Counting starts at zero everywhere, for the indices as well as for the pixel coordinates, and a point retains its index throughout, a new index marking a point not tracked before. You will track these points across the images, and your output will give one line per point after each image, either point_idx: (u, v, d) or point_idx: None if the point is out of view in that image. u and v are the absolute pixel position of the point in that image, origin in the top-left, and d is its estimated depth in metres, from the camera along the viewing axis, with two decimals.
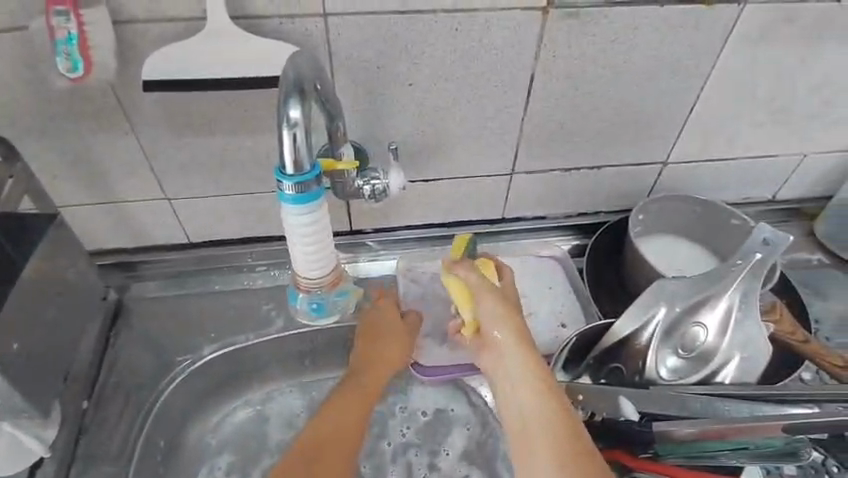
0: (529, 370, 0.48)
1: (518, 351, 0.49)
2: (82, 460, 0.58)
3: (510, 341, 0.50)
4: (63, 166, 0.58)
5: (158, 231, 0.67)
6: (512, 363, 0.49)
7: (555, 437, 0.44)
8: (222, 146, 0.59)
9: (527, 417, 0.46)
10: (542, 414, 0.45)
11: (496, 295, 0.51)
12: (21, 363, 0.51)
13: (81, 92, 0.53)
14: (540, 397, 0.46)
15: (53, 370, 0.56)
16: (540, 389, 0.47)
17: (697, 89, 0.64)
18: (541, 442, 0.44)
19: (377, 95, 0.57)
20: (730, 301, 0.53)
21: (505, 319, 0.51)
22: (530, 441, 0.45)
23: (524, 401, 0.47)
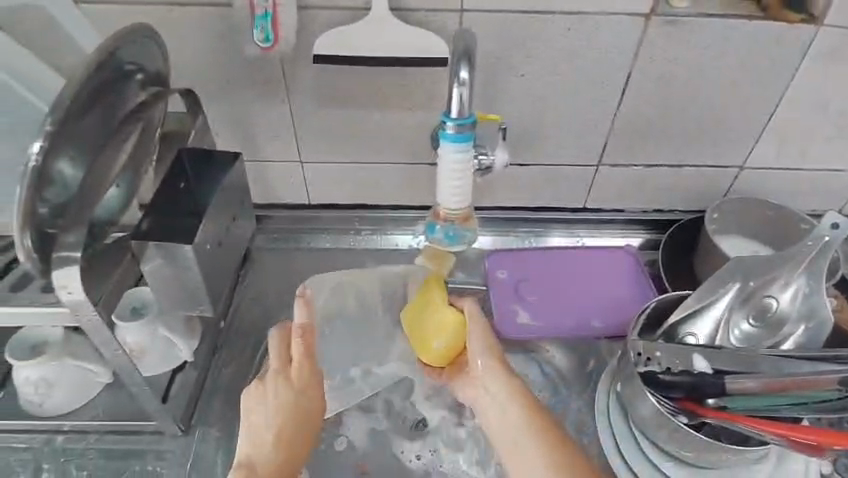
0: (518, 395, 0.58)
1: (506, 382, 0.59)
2: (212, 374, 0.68)
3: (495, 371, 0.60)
4: (227, 125, 0.70)
5: (285, 191, 0.78)
6: (497, 386, 0.59)
7: (553, 453, 0.54)
8: (355, 118, 0.70)
9: (527, 440, 0.55)
10: (538, 436, 0.55)
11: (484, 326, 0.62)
12: (206, 265, 0.58)
13: (257, 63, 0.65)
14: (532, 420, 0.56)
15: (221, 289, 0.62)
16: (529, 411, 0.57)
17: (778, 99, 0.70)
18: (541, 459, 0.54)
19: (493, 82, 0.67)
20: (799, 279, 0.59)
21: (490, 347, 0.61)
22: (535, 460, 0.54)
23: (519, 427, 0.56)
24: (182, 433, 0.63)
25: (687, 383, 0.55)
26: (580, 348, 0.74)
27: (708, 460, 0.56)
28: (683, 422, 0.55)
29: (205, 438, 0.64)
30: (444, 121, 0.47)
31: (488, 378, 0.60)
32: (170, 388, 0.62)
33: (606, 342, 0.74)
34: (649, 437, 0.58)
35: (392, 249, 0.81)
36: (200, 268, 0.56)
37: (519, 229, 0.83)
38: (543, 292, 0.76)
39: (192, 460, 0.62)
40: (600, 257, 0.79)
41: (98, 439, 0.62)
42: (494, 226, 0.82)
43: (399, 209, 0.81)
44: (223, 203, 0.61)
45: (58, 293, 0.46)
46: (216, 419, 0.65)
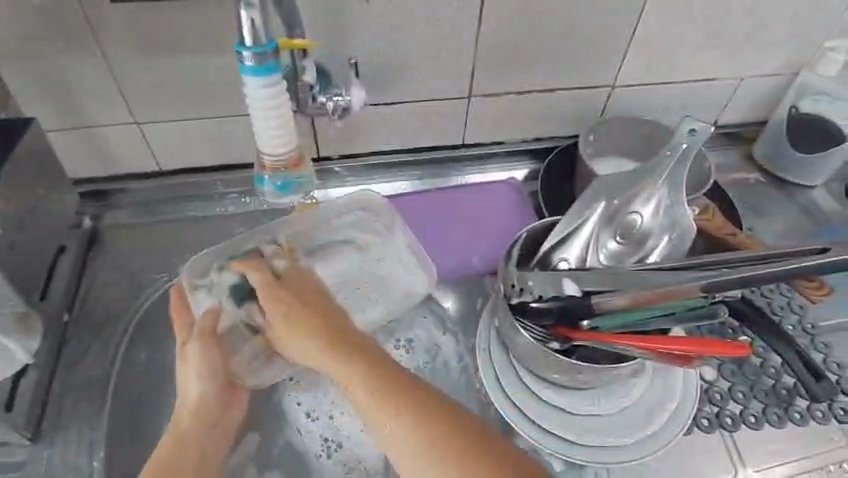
0: (342, 348, 0.50)
1: (331, 350, 0.50)
2: (63, 371, 0.61)
3: (314, 344, 0.51)
4: (36, 87, 0.61)
5: (130, 159, 0.69)
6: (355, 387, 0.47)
7: (390, 399, 0.46)
8: (186, 67, 0.61)
9: (359, 381, 0.48)
10: (373, 394, 0.47)
11: (276, 299, 0.52)
12: (5, 251, 0.50)
13: (49, 9, 0.55)
14: (390, 389, 0.47)
15: (27, 279, 0.54)
16: (357, 368, 0.48)
17: (640, 9, 0.67)
18: (381, 403, 0.46)
19: (335, 13, 0.60)
20: (661, 191, 0.59)
21: (289, 319, 0.52)
22: (367, 403, 0.47)
23: (364, 370, 0.48)
24: (30, 442, 0.56)
25: (555, 309, 0.54)
26: (467, 290, 0.72)
27: (585, 381, 0.56)
28: (555, 348, 0.55)
29: (58, 443, 0.57)
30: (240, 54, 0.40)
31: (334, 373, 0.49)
32: (13, 400, 0.55)
33: (490, 278, 0.72)
34: (529, 368, 0.58)
35: (264, 211, 0.74)
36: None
37: (401, 173, 0.79)
38: (427, 237, 0.74)
39: (43, 468, 0.55)
40: (486, 192, 0.77)
41: None
42: (374, 174, 0.78)
43: None
44: (23, 180, 0.52)
45: None
46: (73, 418, 0.58)
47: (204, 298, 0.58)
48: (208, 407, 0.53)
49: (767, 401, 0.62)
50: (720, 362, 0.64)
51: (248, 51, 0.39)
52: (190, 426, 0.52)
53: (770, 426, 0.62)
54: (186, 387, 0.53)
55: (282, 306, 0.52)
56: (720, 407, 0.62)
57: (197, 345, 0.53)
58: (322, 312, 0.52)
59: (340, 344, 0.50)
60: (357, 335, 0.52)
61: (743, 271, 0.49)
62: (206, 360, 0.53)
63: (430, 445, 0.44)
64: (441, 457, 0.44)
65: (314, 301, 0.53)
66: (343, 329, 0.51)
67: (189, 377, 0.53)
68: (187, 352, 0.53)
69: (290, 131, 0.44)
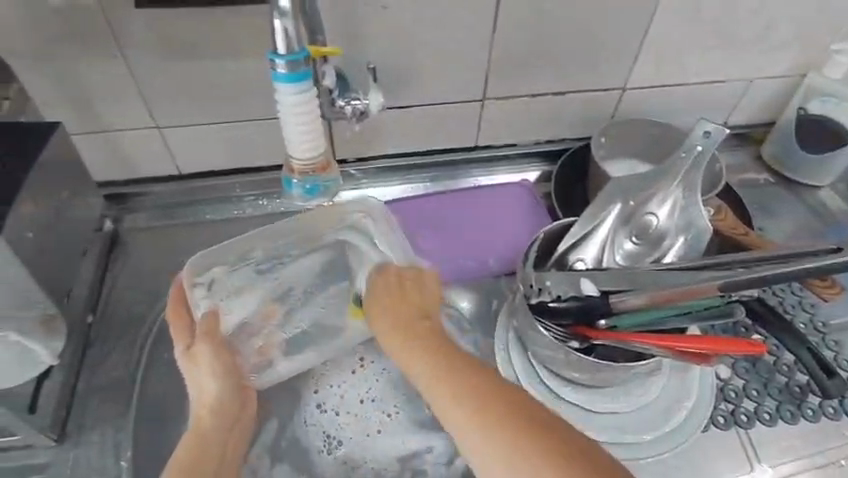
0: (426, 339, 0.51)
1: (409, 337, 0.51)
2: (87, 372, 0.62)
3: (398, 333, 0.52)
4: (55, 95, 0.60)
5: (147, 163, 0.70)
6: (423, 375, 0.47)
7: (462, 377, 0.45)
8: (205, 72, 0.61)
9: (425, 365, 0.48)
10: (451, 376, 0.45)
11: (377, 290, 0.56)
12: (34, 256, 0.50)
13: (70, 14, 0.55)
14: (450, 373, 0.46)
15: (54, 285, 0.54)
16: (436, 352, 0.48)
17: (652, 11, 0.68)
18: (441, 382, 0.45)
19: (353, 18, 0.61)
20: (676, 192, 0.60)
21: (389, 312, 0.54)
22: (433, 388, 0.46)
23: (428, 356, 0.48)
24: (57, 441, 0.57)
25: (575, 308, 0.55)
26: (482, 290, 0.73)
27: (604, 379, 0.57)
28: (575, 347, 0.56)
29: (85, 443, 0.58)
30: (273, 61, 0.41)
31: (415, 366, 0.49)
32: (38, 399, 0.56)
33: (505, 279, 0.73)
34: (547, 367, 0.59)
35: (280, 214, 0.75)
36: (24, 261, 0.49)
37: (414, 175, 0.79)
38: (442, 238, 0.75)
39: (71, 468, 0.56)
40: (500, 194, 0.78)
41: None
42: (388, 177, 0.79)
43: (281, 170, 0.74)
44: (49, 186, 0.53)
45: None
46: (98, 418, 0.59)
47: (202, 297, 0.59)
48: (225, 405, 0.54)
49: (780, 398, 0.63)
50: (734, 360, 0.65)
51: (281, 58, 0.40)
52: (212, 423, 0.53)
53: (783, 422, 0.63)
54: (200, 386, 0.54)
55: (393, 296, 0.55)
56: (735, 405, 0.63)
57: (206, 345, 0.55)
58: (422, 310, 0.54)
59: (420, 337, 0.51)
60: (429, 323, 0.53)
61: (760, 270, 0.50)
62: (217, 359, 0.55)
63: (485, 424, 0.42)
64: (513, 437, 0.40)
65: (425, 297, 0.56)
66: (424, 321, 0.53)
67: (204, 375, 0.54)
68: (196, 353, 0.54)
69: (319, 137, 0.45)
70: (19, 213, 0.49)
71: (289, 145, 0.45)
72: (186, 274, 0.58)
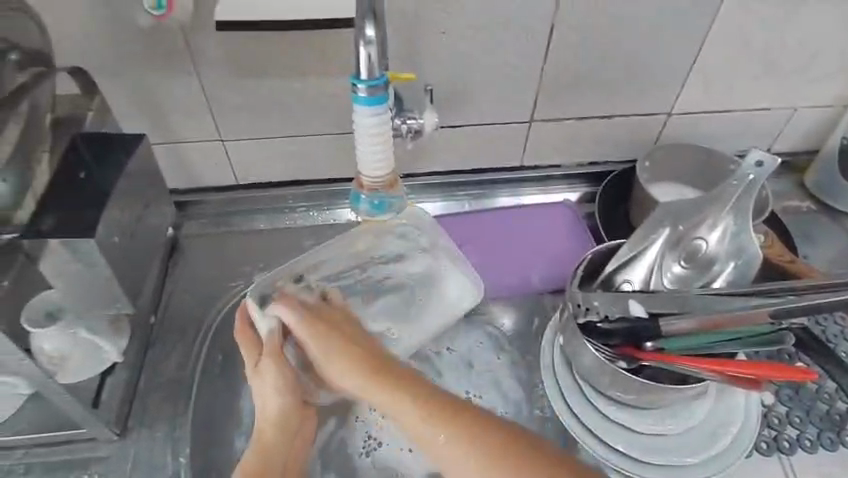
0: (396, 375, 0.53)
1: (378, 375, 0.54)
2: (147, 371, 0.65)
3: (354, 371, 0.54)
4: (131, 107, 0.64)
5: (208, 172, 0.73)
6: (408, 411, 0.51)
7: (453, 430, 0.49)
8: (270, 89, 0.65)
9: (419, 418, 0.50)
10: (412, 408, 0.51)
11: (321, 334, 0.56)
12: (117, 258, 0.54)
13: (152, 34, 0.58)
14: (433, 412, 0.50)
15: (132, 288, 0.57)
16: (406, 392, 0.52)
17: (701, 41, 0.69)
18: (447, 427, 0.49)
19: (412, 41, 0.63)
20: (726, 219, 0.62)
21: (334, 343, 0.56)
22: (425, 422, 0.50)
23: (409, 400, 0.51)
24: (118, 437, 0.60)
25: (622, 330, 0.56)
26: (526, 307, 0.74)
27: (650, 400, 0.58)
28: (622, 367, 0.57)
29: (144, 438, 0.61)
30: (355, 85, 0.49)
31: (376, 394, 0.53)
32: (100, 394, 0.59)
33: (550, 297, 0.75)
34: (592, 384, 0.60)
35: (330, 224, 0.78)
36: (109, 261, 0.52)
37: (457, 191, 0.81)
38: (487, 254, 0.76)
39: (131, 462, 0.59)
40: (544, 214, 0.80)
41: (26, 453, 0.59)
42: (432, 192, 0.81)
43: (332, 183, 0.77)
44: (130, 192, 0.56)
45: None
46: (157, 416, 0.62)
47: (267, 319, 0.59)
48: (288, 419, 0.57)
49: (824, 427, 0.63)
50: (778, 387, 0.65)
51: (363, 82, 0.48)
52: (274, 437, 0.56)
53: (828, 452, 0.62)
54: (266, 401, 0.57)
55: (333, 345, 0.56)
56: (777, 431, 0.63)
57: (273, 364, 0.57)
58: (358, 336, 0.58)
59: (392, 371, 0.54)
60: (400, 363, 0.55)
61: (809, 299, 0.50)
62: (283, 375, 0.57)
63: (489, 463, 0.47)
64: (484, 454, 0.47)
65: (364, 337, 0.58)
66: (386, 365, 0.54)
67: (269, 392, 0.57)
68: (262, 370, 0.57)
69: (389, 156, 0.53)
70: (106, 216, 0.52)
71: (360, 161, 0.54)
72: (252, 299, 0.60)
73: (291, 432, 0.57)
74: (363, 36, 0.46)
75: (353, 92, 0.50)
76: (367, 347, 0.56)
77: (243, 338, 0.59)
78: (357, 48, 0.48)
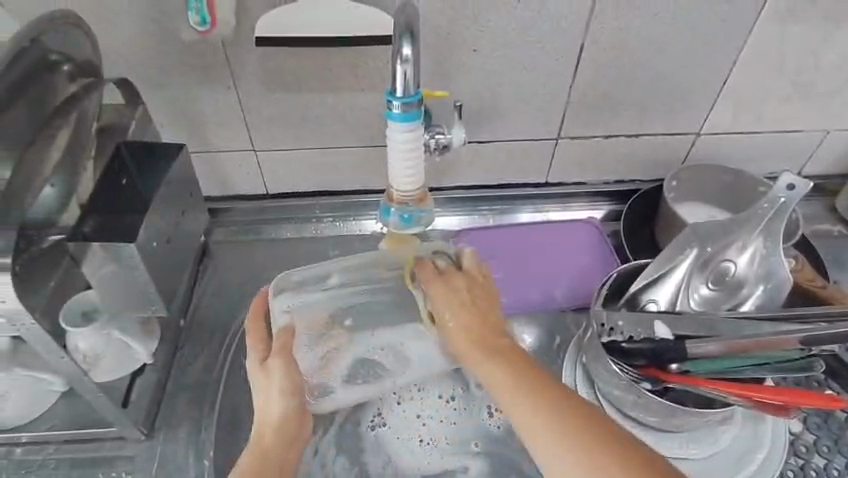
0: (504, 352, 0.51)
1: (481, 341, 0.53)
2: (175, 372, 0.67)
3: (466, 339, 0.53)
4: (170, 117, 0.67)
5: (240, 181, 0.75)
6: (497, 378, 0.49)
7: (534, 398, 0.45)
8: (304, 101, 0.66)
9: (518, 394, 0.46)
10: (517, 374, 0.48)
11: (445, 292, 0.56)
12: (154, 263, 0.56)
13: (195, 48, 0.61)
14: (538, 398, 0.45)
15: (168, 293, 0.59)
16: (510, 361, 0.50)
17: (732, 62, 0.69)
18: (522, 394, 0.46)
19: (444, 57, 0.65)
20: (757, 241, 0.61)
21: (462, 315, 0.55)
22: (512, 393, 0.47)
23: (505, 377, 0.48)
24: (146, 437, 0.61)
25: (648, 350, 0.56)
26: (548, 323, 0.75)
27: (674, 423, 0.57)
28: (646, 388, 0.56)
29: (171, 439, 0.62)
30: (390, 102, 0.51)
31: (484, 366, 0.50)
32: (130, 393, 0.60)
33: (573, 314, 0.75)
34: (615, 405, 0.60)
35: (355, 235, 0.79)
36: (147, 265, 0.54)
37: (482, 207, 0.82)
38: (509, 269, 0.76)
39: (158, 462, 0.60)
40: (570, 231, 0.79)
41: (58, 448, 0.60)
42: (457, 206, 0.81)
43: (359, 194, 0.78)
44: (167, 199, 0.58)
45: None
46: (183, 417, 0.64)
47: (283, 309, 0.60)
48: (289, 421, 0.54)
49: None
50: (806, 415, 0.63)
51: (398, 99, 0.50)
52: (275, 438, 0.53)
53: None
54: (267, 401, 0.54)
55: (456, 303, 0.55)
56: (805, 460, 0.61)
57: (279, 359, 0.55)
58: (495, 316, 0.56)
59: (493, 347, 0.52)
60: (508, 339, 0.54)
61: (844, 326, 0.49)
62: (289, 374, 0.54)
63: (572, 432, 0.42)
64: (561, 420, 0.43)
65: (482, 294, 0.57)
66: (497, 335, 0.54)
67: (273, 391, 0.54)
68: (268, 367, 0.55)
69: (420, 173, 0.56)
70: (145, 222, 0.54)
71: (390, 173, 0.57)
72: (271, 290, 0.61)
73: (292, 436, 0.54)
74: (400, 54, 0.48)
75: (388, 109, 0.52)
76: (489, 316, 0.55)
77: (253, 332, 0.58)
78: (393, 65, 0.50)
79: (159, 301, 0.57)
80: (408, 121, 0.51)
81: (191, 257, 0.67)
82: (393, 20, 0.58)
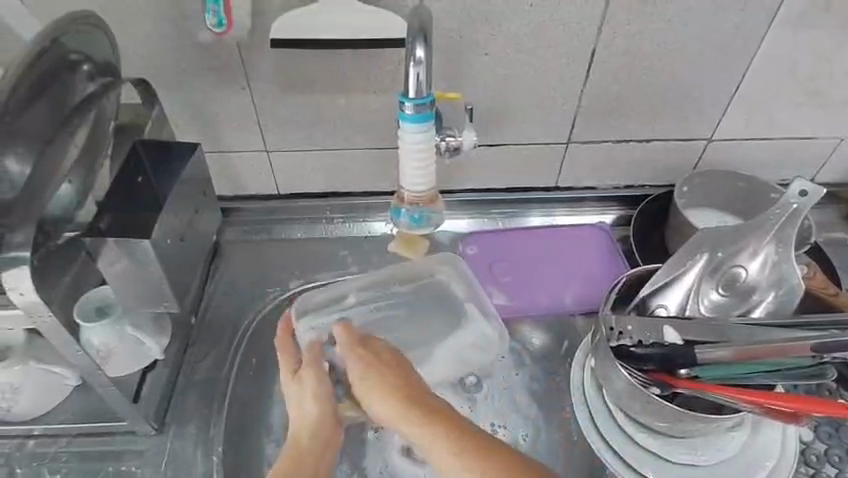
0: (435, 415, 0.51)
1: (409, 404, 0.51)
2: (185, 369, 0.67)
3: (386, 401, 0.52)
4: (186, 117, 0.68)
5: (252, 181, 0.76)
6: (438, 452, 0.49)
7: (473, 461, 0.48)
8: (317, 104, 0.67)
9: (448, 452, 0.49)
10: (433, 425, 0.50)
11: (369, 367, 0.54)
12: (168, 260, 0.56)
13: (211, 50, 0.62)
14: (460, 443, 0.49)
15: (181, 291, 0.60)
16: (430, 417, 0.50)
17: (744, 68, 0.69)
18: (455, 450, 0.48)
19: (456, 61, 0.65)
20: (768, 247, 0.61)
21: (385, 378, 0.53)
22: (451, 450, 0.49)
23: (437, 435, 0.49)
24: (156, 432, 0.62)
25: (657, 355, 0.56)
26: (556, 327, 0.74)
27: (683, 429, 0.57)
28: (655, 393, 0.55)
29: (181, 435, 0.63)
30: (402, 103, 0.52)
31: (405, 428, 0.51)
32: (141, 388, 0.61)
33: (582, 318, 0.74)
34: (624, 411, 0.59)
35: (365, 236, 0.79)
36: (161, 263, 0.55)
37: (491, 210, 0.82)
38: (518, 272, 0.76)
39: (167, 458, 0.61)
40: (579, 235, 0.79)
41: (70, 442, 0.61)
42: (466, 209, 0.81)
43: (369, 196, 0.79)
44: (181, 198, 0.59)
45: (10, 295, 0.43)
46: (192, 414, 0.64)
47: (308, 329, 0.67)
48: (323, 425, 0.56)
49: None
50: (818, 424, 0.63)
51: (410, 101, 0.51)
52: (311, 441, 0.55)
53: None
54: (301, 407, 0.56)
55: (372, 376, 0.54)
56: (816, 470, 0.60)
57: (311, 371, 0.57)
58: (418, 383, 0.54)
59: (423, 412, 0.51)
60: (434, 397, 0.53)
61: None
62: (320, 381, 0.57)
63: None
64: (505, 474, 0.47)
65: (410, 377, 0.54)
66: (423, 394, 0.53)
67: (306, 398, 0.57)
68: (301, 377, 0.58)
69: (431, 174, 0.56)
70: (160, 219, 0.55)
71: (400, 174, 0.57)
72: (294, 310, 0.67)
73: (324, 446, 0.55)
74: (413, 56, 0.49)
75: (400, 109, 0.53)
76: (410, 391, 0.53)
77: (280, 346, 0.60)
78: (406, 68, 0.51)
79: (172, 299, 0.58)
80: (419, 121, 0.52)
81: (203, 255, 0.67)
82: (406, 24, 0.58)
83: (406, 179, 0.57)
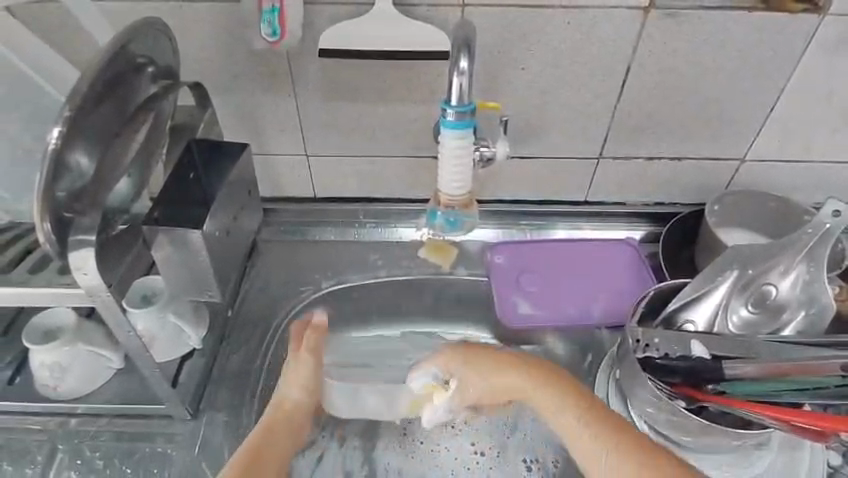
0: (542, 377, 0.60)
1: (550, 379, 0.59)
2: (220, 360, 0.70)
3: (502, 368, 0.61)
4: (234, 121, 0.72)
5: (291, 183, 0.79)
6: (584, 435, 0.54)
7: (612, 434, 0.53)
8: (357, 111, 0.70)
9: (592, 437, 0.54)
10: (566, 397, 0.57)
11: (476, 362, 0.62)
12: (214, 254, 0.60)
13: (264, 57, 0.66)
14: (605, 424, 0.54)
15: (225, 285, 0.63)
16: (567, 396, 0.57)
17: (780, 90, 0.70)
18: (610, 439, 0.53)
19: (495, 75, 0.68)
20: (800, 266, 0.61)
21: (492, 363, 0.61)
22: (601, 435, 0.53)
23: (582, 423, 0.55)
24: (191, 418, 0.65)
25: (684, 368, 0.56)
26: (582, 340, 0.74)
27: (708, 444, 0.57)
28: (682, 406, 0.55)
29: (213, 422, 0.65)
30: (445, 110, 0.55)
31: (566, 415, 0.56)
32: (179, 375, 0.64)
33: (608, 332, 0.75)
34: (648, 423, 0.60)
35: (395, 242, 0.82)
36: (209, 253, 0.58)
37: (520, 222, 0.83)
38: (545, 284, 0.78)
39: (199, 443, 0.64)
40: (610, 250, 0.80)
41: (109, 422, 0.64)
42: (495, 219, 0.83)
43: (402, 202, 0.81)
44: (228, 194, 0.63)
45: (75, 275, 0.47)
46: (224, 403, 0.67)
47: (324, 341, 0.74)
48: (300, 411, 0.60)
49: None
50: None
51: (452, 108, 0.54)
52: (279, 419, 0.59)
53: None
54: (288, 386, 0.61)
55: (504, 370, 0.61)
56: None
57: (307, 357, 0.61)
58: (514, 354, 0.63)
59: (560, 387, 0.58)
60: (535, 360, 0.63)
61: None
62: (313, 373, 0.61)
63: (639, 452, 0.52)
64: (613, 436, 0.53)
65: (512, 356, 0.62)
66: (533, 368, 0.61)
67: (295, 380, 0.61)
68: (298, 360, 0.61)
69: (467, 180, 0.60)
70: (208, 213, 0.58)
71: (439, 180, 0.60)
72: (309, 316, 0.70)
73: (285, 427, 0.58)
74: (457, 68, 0.53)
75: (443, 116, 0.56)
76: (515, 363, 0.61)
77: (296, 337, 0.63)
78: (450, 77, 0.54)
79: (218, 290, 0.61)
80: (460, 128, 0.55)
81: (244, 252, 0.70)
82: (448, 40, 0.62)
83: (446, 185, 0.60)
